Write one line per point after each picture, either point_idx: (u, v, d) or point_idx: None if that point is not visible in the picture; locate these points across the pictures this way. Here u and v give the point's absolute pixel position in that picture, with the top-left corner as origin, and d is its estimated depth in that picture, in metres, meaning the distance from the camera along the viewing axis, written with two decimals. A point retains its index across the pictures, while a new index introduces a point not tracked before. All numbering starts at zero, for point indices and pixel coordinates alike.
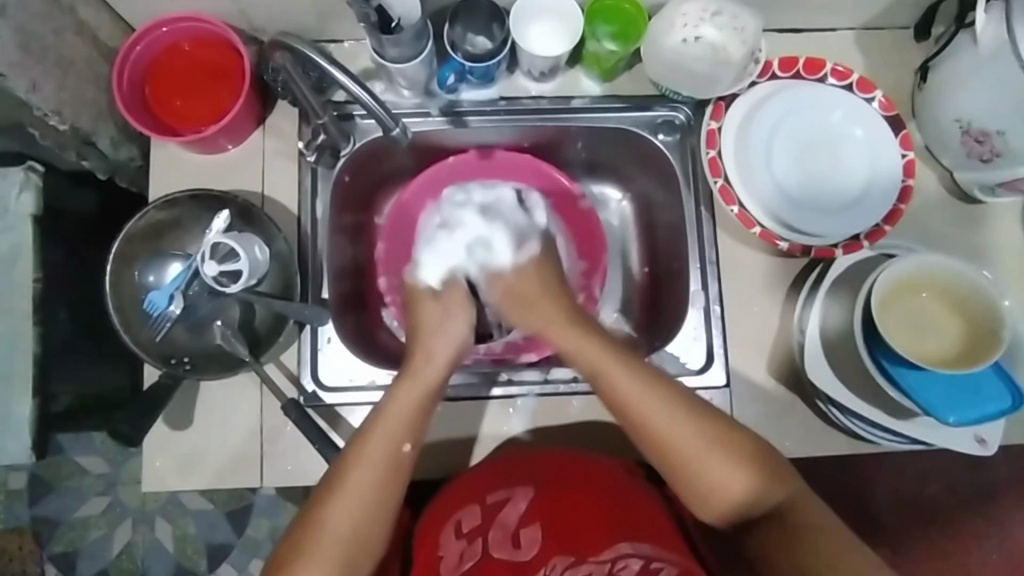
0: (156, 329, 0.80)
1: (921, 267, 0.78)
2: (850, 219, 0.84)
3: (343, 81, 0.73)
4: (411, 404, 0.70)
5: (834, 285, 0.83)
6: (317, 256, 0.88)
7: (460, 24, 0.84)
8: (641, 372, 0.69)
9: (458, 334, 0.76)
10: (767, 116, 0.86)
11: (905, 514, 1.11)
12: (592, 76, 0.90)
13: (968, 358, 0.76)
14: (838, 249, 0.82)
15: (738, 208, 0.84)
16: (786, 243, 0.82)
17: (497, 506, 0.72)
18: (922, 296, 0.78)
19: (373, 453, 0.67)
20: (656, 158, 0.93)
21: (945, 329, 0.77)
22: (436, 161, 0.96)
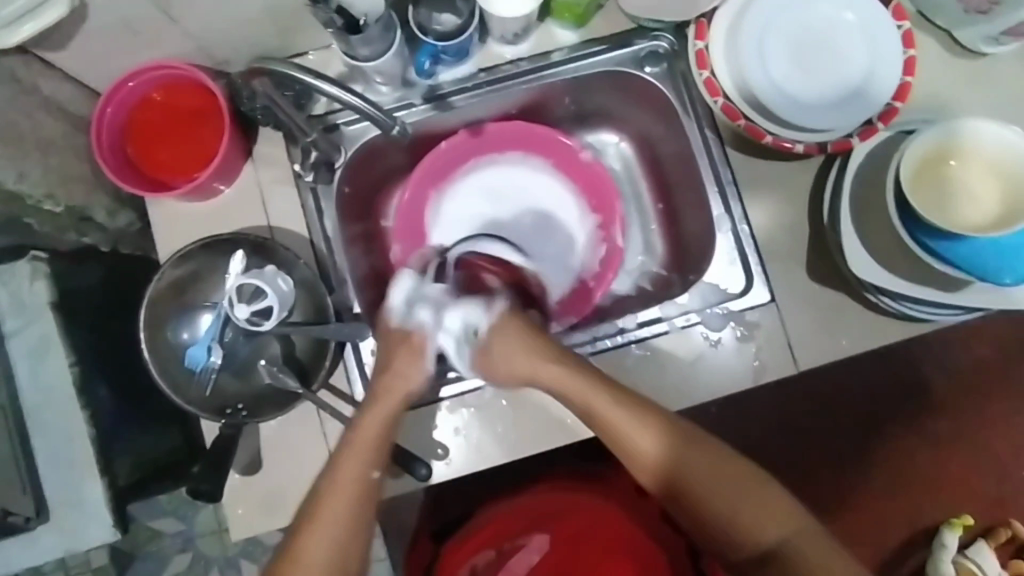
0: (204, 383, 0.80)
1: (948, 136, 0.76)
2: (861, 106, 0.82)
3: (333, 92, 0.72)
4: (369, 437, 0.72)
5: (859, 174, 0.81)
6: (339, 271, 0.87)
7: (423, 5, 0.81)
8: (632, 408, 0.72)
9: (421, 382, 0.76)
10: (755, 21, 0.83)
11: (962, 385, 1.17)
12: (565, 25, 0.87)
13: (1008, 215, 0.75)
14: (854, 140, 0.80)
15: (745, 122, 0.82)
16: (800, 146, 0.81)
17: (513, 550, 0.99)
18: (955, 164, 0.76)
19: (345, 482, 0.70)
20: (649, 92, 0.91)
21: (976, 191, 0.76)
22: (431, 151, 0.97)
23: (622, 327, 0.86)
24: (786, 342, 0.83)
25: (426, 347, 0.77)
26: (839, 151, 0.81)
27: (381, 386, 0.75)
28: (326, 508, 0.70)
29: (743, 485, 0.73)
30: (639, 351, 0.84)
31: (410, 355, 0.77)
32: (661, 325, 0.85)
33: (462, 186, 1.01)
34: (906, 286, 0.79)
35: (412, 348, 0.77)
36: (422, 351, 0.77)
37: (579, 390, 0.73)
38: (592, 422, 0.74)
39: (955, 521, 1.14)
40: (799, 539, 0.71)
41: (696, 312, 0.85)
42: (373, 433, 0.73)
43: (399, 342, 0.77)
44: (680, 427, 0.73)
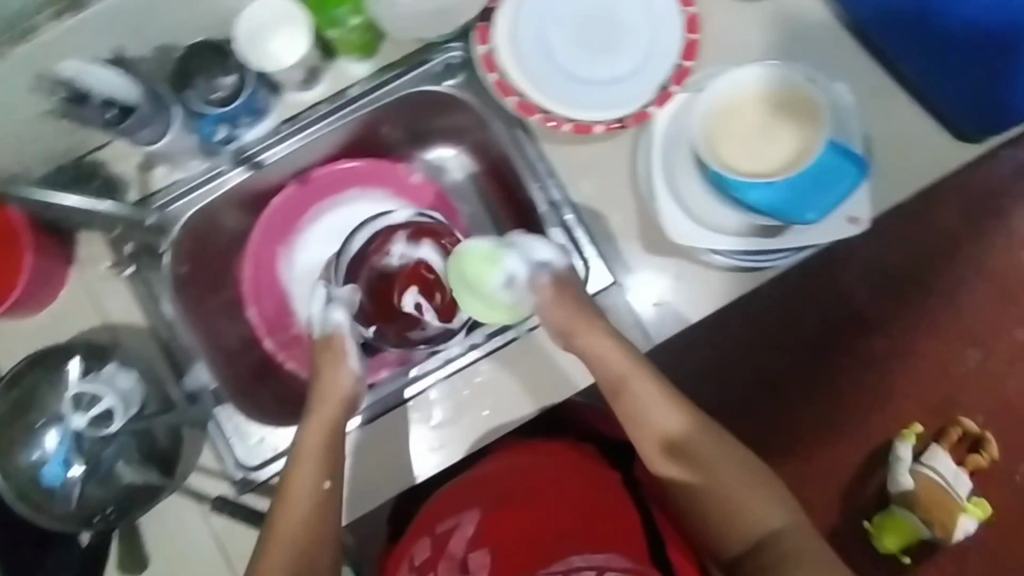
0: (68, 497, 0.79)
1: (735, 88, 0.80)
2: (653, 72, 0.83)
3: (82, 205, 0.74)
4: (313, 450, 0.77)
5: (665, 142, 0.82)
6: (186, 353, 0.85)
7: (199, 76, 0.79)
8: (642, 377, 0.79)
9: (352, 384, 0.82)
10: (535, 12, 0.84)
11: (868, 289, 1.44)
12: (354, 59, 0.86)
13: (805, 152, 0.78)
14: (650, 109, 0.82)
15: (542, 115, 0.83)
16: (601, 126, 0.82)
17: (445, 534, 0.84)
18: (750, 114, 0.80)
19: (297, 493, 0.75)
20: (457, 104, 0.90)
21: (782, 137, 0.79)
22: (266, 208, 0.96)
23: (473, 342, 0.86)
24: (635, 320, 0.83)
25: (348, 354, 0.83)
26: (640, 120, 0.83)
27: (316, 400, 0.81)
28: (283, 523, 0.74)
29: (741, 467, 0.78)
30: (493, 364, 0.84)
31: (335, 361, 0.83)
32: (511, 333, 0.85)
33: (308, 235, 0.99)
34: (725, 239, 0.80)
35: (335, 352, 0.83)
36: (344, 352, 0.83)
37: (614, 359, 0.78)
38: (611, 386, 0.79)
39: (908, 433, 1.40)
40: (792, 531, 0.75)
41: None
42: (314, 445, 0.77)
43: (325, 353, 0.83)
44: (696, 412, 0.80)
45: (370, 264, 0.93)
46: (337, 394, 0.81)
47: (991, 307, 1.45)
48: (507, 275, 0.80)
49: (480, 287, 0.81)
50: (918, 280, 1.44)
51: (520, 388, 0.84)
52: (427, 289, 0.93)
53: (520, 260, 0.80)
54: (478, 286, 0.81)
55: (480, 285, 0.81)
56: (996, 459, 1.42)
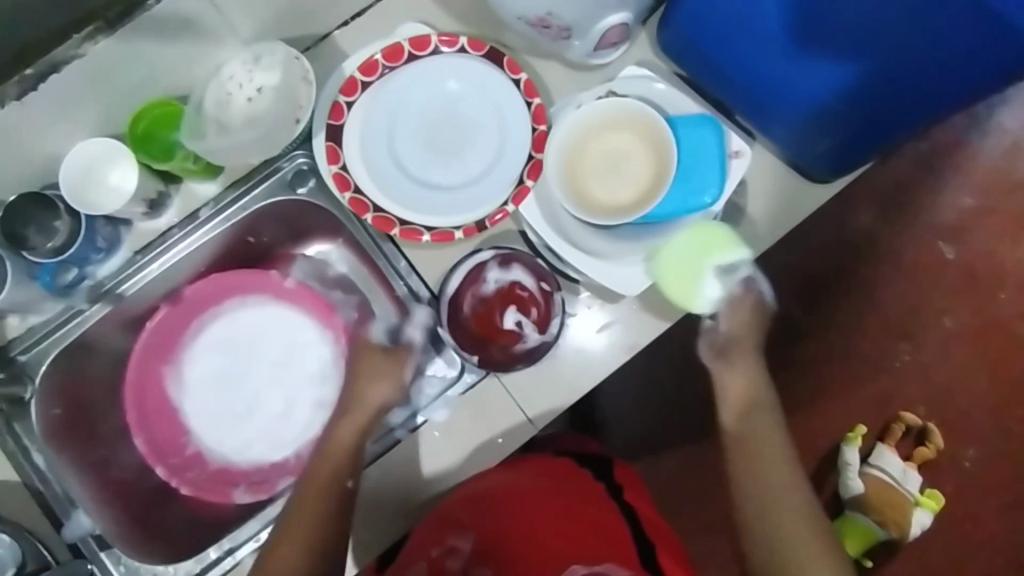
0: None
1: (561, 144, 0.79)
2: (503, 173, 0.84)
3: None
4: (342, 442, 0.77)
5: (549, 228, 0.80)
6: (66, 501, 0.84)
7: (30, 225, 0.78)
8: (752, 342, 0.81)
9: (388, 394, 0.80)
10: (382, 122, 0.84)
11: (800, 297, 1.43)
12: (201, 180, 0.86)
13: (658, 146, 0.78)
14: (508, 206, 0.80)
15: (399, 228, 0.82)
16: (459, 231, 0.81)
17: (440, 557, 0.75)
18: (589, 149, 0.80)
19: (319, 484, 0.74)
20: (315, 208, 0.90)
21: (634, 152, 0.79)
22: (140, 333, 0.93)
23: None
24: (515, 403, 0.81)
25: (398, 368, 0.81)
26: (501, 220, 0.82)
27: (350, 400, 0.80)
28: (294, 520, 0.73)
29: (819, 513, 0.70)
30: (379, 470, 0.82)
31: (389, 362, 0.81)
32: (393, 436, 0.82)
33: (193, 352, 0.95)
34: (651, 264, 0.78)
35: (394, 358, 0.82)
36: (399, 372, 0.81)
37: (735, 377, 0.79)
38: (729, 333, 0.81)
39: (852, 436, 1.40)
40: None
41: (420, 411, 0.82)
42: (340, 450, 0.77)
43: (381, 355, 0.82)
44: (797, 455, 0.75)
45: (467, 300, 0.84)
46: (384, 390, 0.80)
47: (914, 301, 1.45)
48: (728, 264, 0.78)
49: (676, 278, 0.78)
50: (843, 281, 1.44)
51: (406, 493, 0.82)
52: (524, 306, 0.83)
53: (718, 279, 0.79)
54: (685, 273, 0.78)
55: (682, 280, 0.78)
56: (941, 447, 1.42)
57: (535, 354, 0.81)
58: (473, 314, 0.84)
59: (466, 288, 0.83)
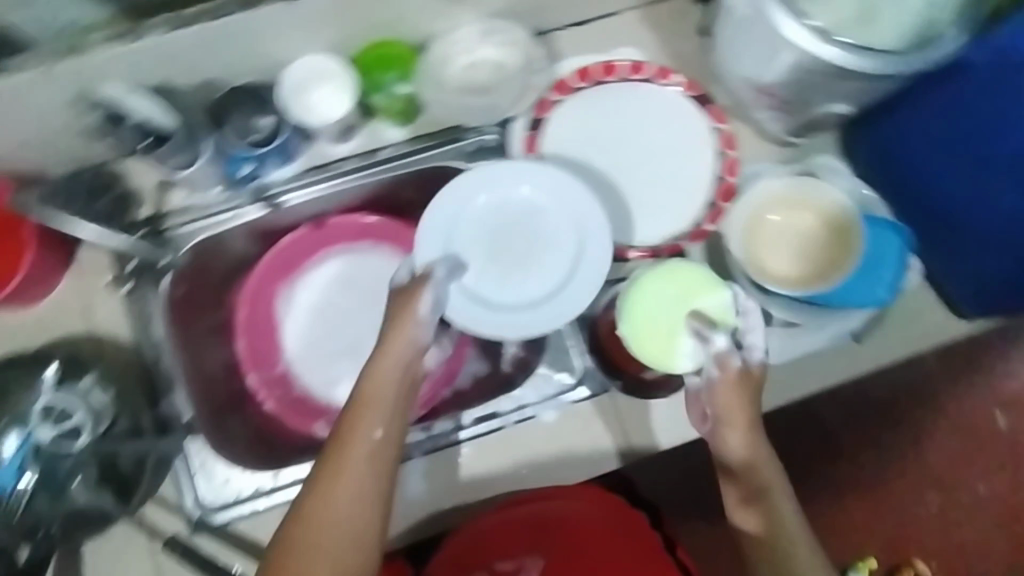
0: (13, 506, 0.76)
1: (744, 207, 0.82)
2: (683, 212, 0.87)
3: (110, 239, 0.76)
4: (381, 388, 0.67)
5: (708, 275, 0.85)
6: (167, 377, 0.85)
7: (236, 113, 0.81)
8: (761, 443, 0.69)
9: (418, 332, 0.70)
10: (582, 137, 0.89)
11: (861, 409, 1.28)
12: (391, 123, 0.88)
13: (841, 234, 0.79)
14: (682, 241, 0.85)
15: None
16: (634, 252, 0.84)
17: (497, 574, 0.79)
18: (772, 219, 0.82)
19: (352, 441, 0.63)
20: (483, 185, 0.91)
21: (813, 234, 0.81)
22: (274, 245, 0.95)
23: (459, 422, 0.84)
24: (620, 429, 0.84)
25: (418, 307, 0.71)
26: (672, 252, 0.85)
27: (382, 340, 0.69)
28: (341, 472, 0.62)
29: None
30: (473, 447, 0.84)
31: (406, 317, 0.71)
32: (496, 421, 0.84)
33: (313, 276, 0.97)
34: (801, 341, 0.82)
35: (413, 311, 0.71)
36: (416, 316, 0.71)
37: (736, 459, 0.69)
38: (738, 455, 0.69)
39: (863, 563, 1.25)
40: None
41: (530, 406, 0.85)
42: (386, 387, 0.67)
43: (399, 304, 0.72)
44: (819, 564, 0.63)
45: (603, 323, 0.85)
46: (412, 346, 0.69)
47: None
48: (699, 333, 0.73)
49: (654, 333, 0.74)
50: (920, 399, 1.28)
51: (492, 476, 0.83)
52: None
53: (699, 338, 0.73)
54: (660, 328, 0.74)
55: (654, 330, 0.74)
56: None
57: (673, 382, 0.84)
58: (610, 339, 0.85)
59: (602, 313, 0.85)
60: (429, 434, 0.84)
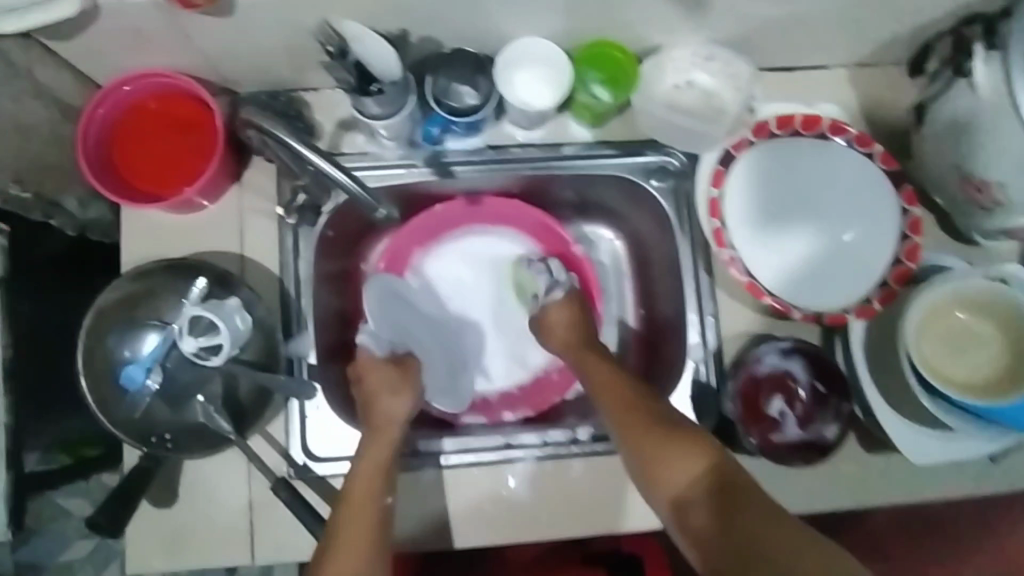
0: (134, 406, 0.76)
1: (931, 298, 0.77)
2: (852, 285, 0.84)
3: (315, 159, 0.72)
4: (376, 455, 0.72)
5: (866, 356, 0.82)
6: (302, 315, 0.84)
7: (443, 75, 0.79)
8: (678, 478, 0.67)
9: (404, 411, 0.77)
10: (775, 184, 0.86)
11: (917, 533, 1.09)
12: (581, 122, 0.87)
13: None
14: (849, 315, 0.82)
15: (748, 279, 0.82)
16: (798, 313, 0.81)
17: None
18: (953, 315, 0.79)
19: (358, 494, 0.69)
20: (650, 205, 0.91)
21: (987, 343, 0.78)
22: (424, 211, 0.93)
23: (576, 436, 0.85)
24: None
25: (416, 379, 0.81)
26: (834, 323, 0.82)
27: (371, 425, 0.76)
28: (345, 532, 0.66)
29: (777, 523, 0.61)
30: (586, 463, 0.84)
31: (394, 392, 0.79)
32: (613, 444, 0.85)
33: (449, 250, 0.96)
34: (953, 449, 0.79)
35: (402, 378, 0.80)
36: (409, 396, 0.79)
37: (664, 461, 0.68)
38: (680, 488, 0.67)
39: None
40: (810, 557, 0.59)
41: None
42: (376, 470, 0.71)
43: (388, 372, 0.80)
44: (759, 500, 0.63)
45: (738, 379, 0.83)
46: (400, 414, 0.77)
47: None
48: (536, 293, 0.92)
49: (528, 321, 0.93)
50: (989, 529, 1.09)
51: (597, 497, 0.83)
52: (792, 398, 0.82)
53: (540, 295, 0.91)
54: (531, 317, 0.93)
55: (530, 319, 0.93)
56: None
57: (806, 450, 0.80)
58: (741, 395, 0.83)
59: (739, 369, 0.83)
60: (545, 441, 0.85)
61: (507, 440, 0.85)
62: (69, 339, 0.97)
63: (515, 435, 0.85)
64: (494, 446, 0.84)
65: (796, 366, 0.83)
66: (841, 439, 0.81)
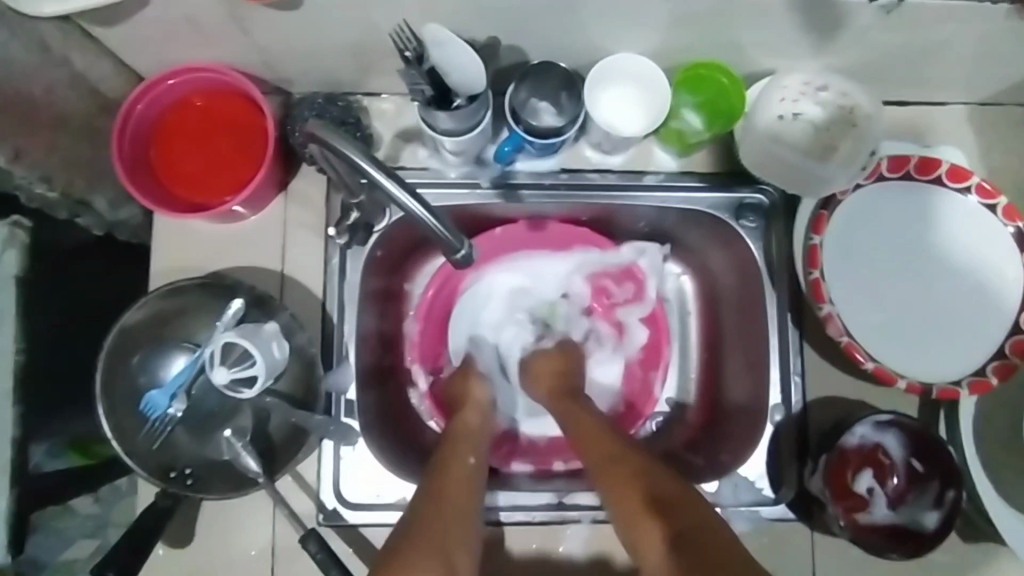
0: (154, 436, 0.68)
1: None
2: (963, 353, 0.73)
3: (379, 178, 0.57)
4: (467, 432, 0.72)
5: (976, 438, 0.72)
6: (343, 344, 0.75)
7: (525, 88, 0.70)
8: (625, 466, 0.65)
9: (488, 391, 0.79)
10: (873, 237, 0.77)
11: None
12: (668, 150, 0.78)
13: None
14: (962, 390, 0.71)
15: (848, 339, 0.71)
16: (905, 382, 0.71)
17: None
18: None
19: (451, 467, 0.68)
20: (737, 245, 0.80)
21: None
22: (483, 233, 0.84)
23: None
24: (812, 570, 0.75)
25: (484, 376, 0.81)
26: (944, 397, 0.71)
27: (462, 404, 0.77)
28: (441, 502, 0.64)
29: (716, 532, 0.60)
30: None
31: (478, 375, 0.80)
32: None
33: (502, 276, 0.87)
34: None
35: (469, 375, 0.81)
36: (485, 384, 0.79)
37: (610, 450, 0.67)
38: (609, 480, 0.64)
39: None
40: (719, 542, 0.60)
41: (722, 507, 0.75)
42: (473, 436, 0.72)
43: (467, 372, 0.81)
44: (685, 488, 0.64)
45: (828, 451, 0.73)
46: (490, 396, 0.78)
47: None
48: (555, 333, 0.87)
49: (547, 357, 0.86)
50: None
51: None
52: (882, 475, 0.72)
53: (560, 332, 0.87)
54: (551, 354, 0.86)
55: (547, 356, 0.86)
56: None
57: (901, 540, 0.70)
58: (829, 472, 0.73)
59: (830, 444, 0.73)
60: (603, 503, 0.74)
61: (560, 498, 0.75)
62: (91, 343, 0.89)
63: (568, 493, 0.75)
64: (545, 504, 0.74)
65: (892, 441, 0.72)
66: (942, 532, 0.70)
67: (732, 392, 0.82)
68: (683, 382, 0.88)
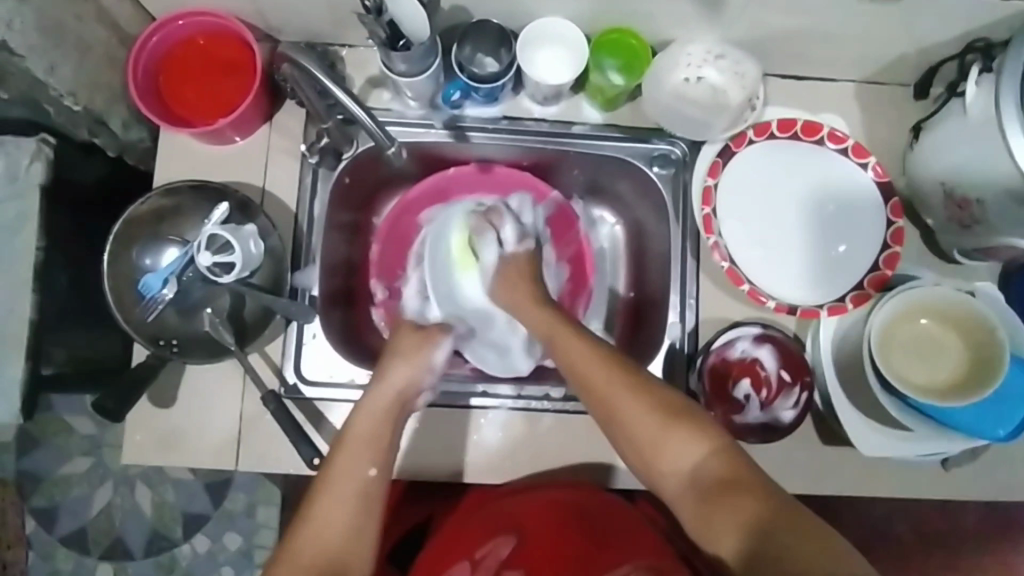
0: (147, 310, 0.82)
1: (901, 304, 0.82)
2: (828, 285, 0.89)
3: (342, 97, 0.76)
4: (364, 436, 0.69)
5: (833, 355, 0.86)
6: (311, 252, 0.90)
7: (469, 45, 0.85)
8: (596, 375, 0.70)
9: (425, 372, 0.77)
10: (760, 188, 0.91)
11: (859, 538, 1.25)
12: (593, 105, 0.92)
13: (982, 361, 0.80)
14: (822, 310, 0.85)
15: (728, 265, 0.86)
16: (773, 303, 0.85)
17: (480, 558, 0.83)
18: (920, 321, 0.83)
19: (341, 479, 0.66)
20: (650, 189, 0.95)
21: (951, 348, 0.82)
22: (439, 171, 0.99)
23: (550, 393, 0.89)
24: None
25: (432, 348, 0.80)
26: (806, 317, 0.86)
27: (374, 388, 0.74)
28: (319, 508, 0.65)
29: (714, 448, 0.66)
30: (555, 420, 0.89)
31: (421, 342, 0.80)
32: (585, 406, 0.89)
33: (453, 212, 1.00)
34: (910, 448, 0.82)
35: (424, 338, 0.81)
36: (429, 356, 0.79)
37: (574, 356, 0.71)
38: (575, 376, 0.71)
39: None
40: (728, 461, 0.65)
41: None
42: (377, 427, 0.70)
43: (417, 340, 0.80)
44: (654, 387, 0.69)
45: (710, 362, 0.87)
46: (410, 371, 0.76)
47: None
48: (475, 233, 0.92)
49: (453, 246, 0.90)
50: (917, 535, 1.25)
51: (563, 452, 0.88)
52: (757, 384, 0.86)
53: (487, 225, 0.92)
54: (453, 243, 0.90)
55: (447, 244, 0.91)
56: None
57: (763, 431, 0.85)
58: (710, 379, 0.87)
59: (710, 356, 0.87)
60: (520, 394, 0.89)
61: (484, 388, 0.90)
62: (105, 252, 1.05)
63: (492, 384, 0.90)
64: (472, 393, 0.89)
65: (765, 355, 0.86)
66: (796, 424, 0.85)
67: (646, 314, 0.98)
68: (609, 310, 1.03)
